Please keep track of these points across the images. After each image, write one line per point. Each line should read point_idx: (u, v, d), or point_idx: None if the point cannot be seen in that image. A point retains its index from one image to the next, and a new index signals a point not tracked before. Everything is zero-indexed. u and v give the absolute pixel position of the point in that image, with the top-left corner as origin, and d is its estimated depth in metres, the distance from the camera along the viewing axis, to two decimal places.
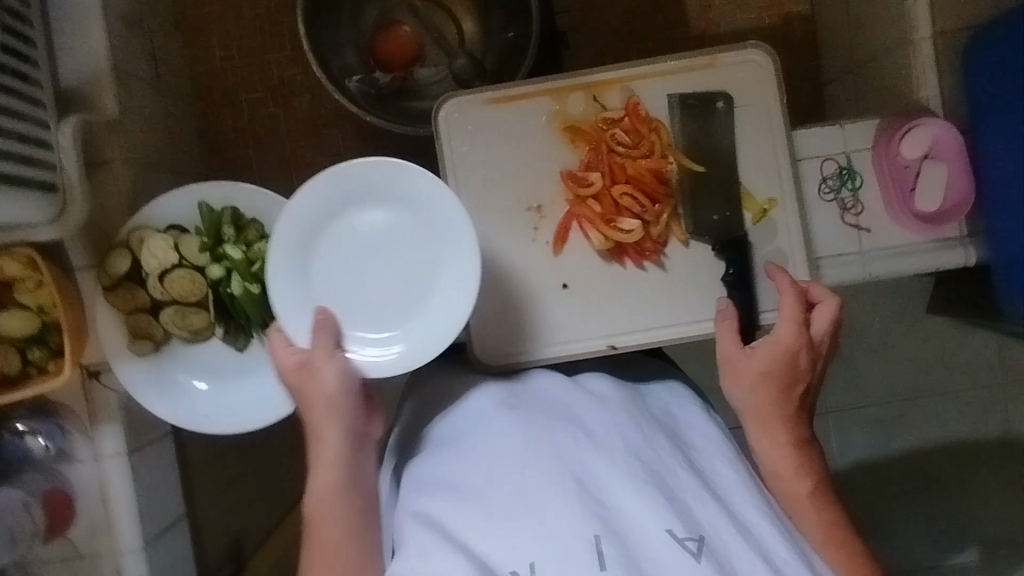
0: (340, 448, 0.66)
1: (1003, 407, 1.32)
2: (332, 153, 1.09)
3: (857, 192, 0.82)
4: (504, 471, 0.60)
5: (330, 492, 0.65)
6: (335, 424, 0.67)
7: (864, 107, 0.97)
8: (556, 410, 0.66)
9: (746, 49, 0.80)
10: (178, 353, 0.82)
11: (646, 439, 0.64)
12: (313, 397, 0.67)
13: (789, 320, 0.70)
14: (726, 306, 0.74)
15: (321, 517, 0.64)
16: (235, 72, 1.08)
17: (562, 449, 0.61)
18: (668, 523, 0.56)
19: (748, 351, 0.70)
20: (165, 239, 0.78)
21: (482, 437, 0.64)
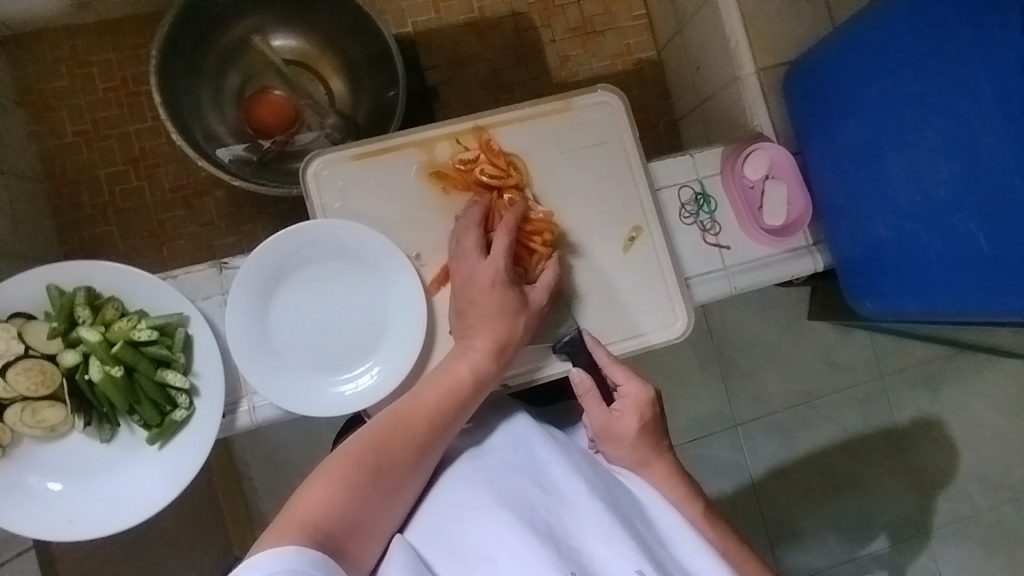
0: (469, 378, 0.67)
1: (879, 400, 1.45)
2: (206, 222, 1.05)
3: (714, 214, 0.89)
4: (477, 540, 0.56)
5: (448, 382, 0.66)
6: (477, 359, 0.69)
7: (711, 138, 1.07)
8: (519, 460, 0.64)
9: (598, 92, 0.87)
10: (29, 456, 0.73)
11: (607, 485, 0.63)
12: (490, 330, 0.71)
13: (634, 409, 0.68)
14: (579, 375, 0.70)
15: (416, 401, 0.64)
16: (91, 146, 1.03)
17: (527, 498, 0.59)
18: (639, 563, 0.53)
19: (616, 414, 0.68)
20: (7, 328, 0.71)
21: (448, 499, 0.62)
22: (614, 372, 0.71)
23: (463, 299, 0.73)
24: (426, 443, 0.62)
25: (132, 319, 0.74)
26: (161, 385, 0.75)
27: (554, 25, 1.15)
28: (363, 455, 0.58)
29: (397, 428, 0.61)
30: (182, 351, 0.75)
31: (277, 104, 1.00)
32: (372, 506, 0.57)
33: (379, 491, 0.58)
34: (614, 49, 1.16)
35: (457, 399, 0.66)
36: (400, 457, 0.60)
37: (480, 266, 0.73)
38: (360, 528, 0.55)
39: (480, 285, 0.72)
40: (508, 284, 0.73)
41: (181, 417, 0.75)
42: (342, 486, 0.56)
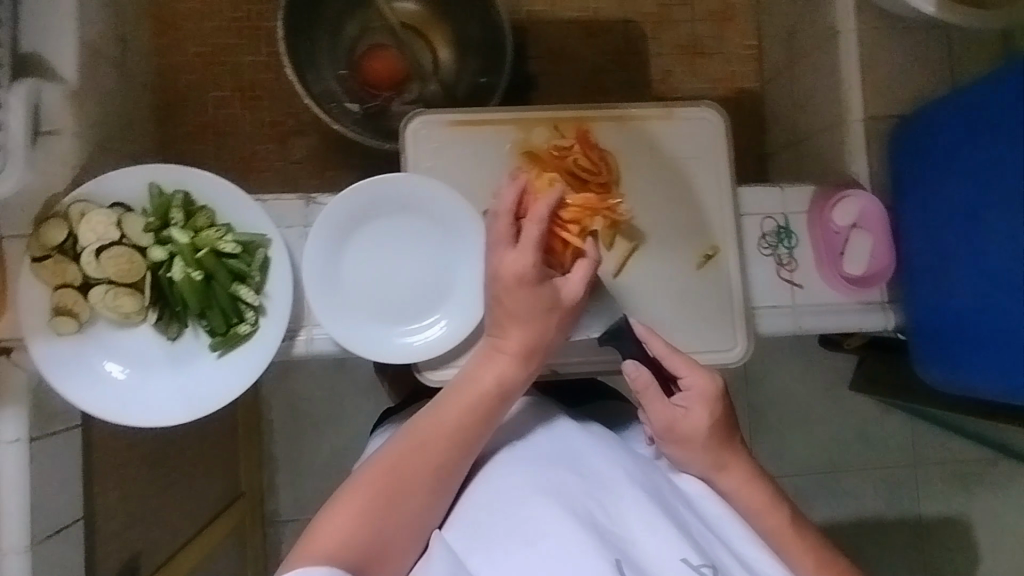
0: (489, 391, 0.66)
1: (910, 485, 1.40)
2: (294, 161, 1.09)
3: (793, 250, 0.89)
4: (523, 525, 0.58)
5: (467, 398, 0.66)
6: (500, 367, 0.67)
7: (798, 179, 1.06)
8: (556, 449, 0.64)
9: (701, 107, 0.87)
10: (101, 337, 0.78)
11: (649, 474, 0.65)
12: (516, 336, 0.68)
13: (701, 400, 0.68)
14: (637, 372, 0.68)
15: (436, 419, 0.64)
16: (204, 69, 1.08)
17: (571, 491, 0.60)
18: (684, 551, 0.57)
19: (681, 411, 0.68)
20: (108, 215, 0.75)
21: (487, 483, 0.63)
22: (676, 364, 0.70)
23: (491, 294, 0.69)
24: (450, 460, 0.63)
25: (220, 230, 0.78)
26: (233, 298, 0.78)
27: (663, 39, 1.15)
28: (383, 478, 0.61)
29: (416, 448, 0.62)
30: (259, 270, 0.79)
31: (389, 63, 1.04)
32: (396, 526, 0.59)
33: (403, 511, 0.60)
34: (717, 74, 1.16)
35: (479, 416, 0.65)
36: (421, 477, 0.62)
37: (509, 258, 0.68)
38: (383, 547, 0.58)
39: (504, 280, 0.68)
40: (540, 279, 0.68)
41: (244, 331, 0.78)
42: (362, 509, 0.59)
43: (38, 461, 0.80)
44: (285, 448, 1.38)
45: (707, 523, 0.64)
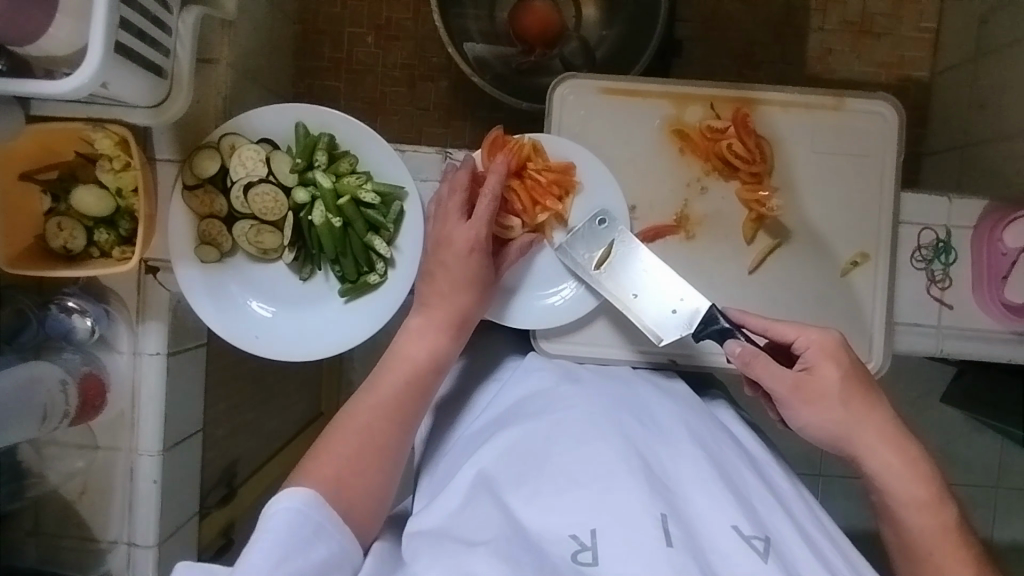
0: (425, 359, 0.69)
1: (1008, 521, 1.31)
2: (421, 106, 1.08)
3: (949, 267, 0.81)
4: (573, 458, 0.61)
5: (402, 372, 0.68)
6: (428, 337, 0.70)
7: (960, 186, 0.96)
8: (624, 398, 0.69)
9: (877, 99, 0.79)
10: (240, 268, 0.81)
11: (712, 437, 0.66)
12: (439, 298, 0.71)
13: (824, 356, 0.66)
14: (742, 349, 0.67)
15: (372, 393, 0.67)
16: (345, 2, 1.07)
17: (631, 432, 0.63)
18: (735, 519, 0.57)
19: (805, 373, 0.67)
20: (258, 151, 0.77)
21: (538, 416, 0.67)
22: (783, 330, 0.68)
23: (433, 261, 0.73)
24: (395, 435, 0.65)
25: (361, 178, 0.78)
26: (366, 247, 0.79)
27: (829, 14, 1.05)
28: (352, 442, 0.63)
29: (379, 416, 0.65)
30: (393, 222, 0.79)
31: (543, 17, 0.97)
32: (359, 482, 0.62)
33: (366, 476, 0.62)
34: (884, 58, 1.06)
35: (414, 386, 0.68)
36: (377, 450, 0.64)
37: (458, 230, 0.72)
38: (357, 510, 0.61)
39: (453, 247, 0.72)
40: (485, 253, 0.72)
41: (373, 281, 0.79)
42: (338, 468, 0.61)
43: (173, 375, 0.85)
44: None
45: (777, 496, 0.63)
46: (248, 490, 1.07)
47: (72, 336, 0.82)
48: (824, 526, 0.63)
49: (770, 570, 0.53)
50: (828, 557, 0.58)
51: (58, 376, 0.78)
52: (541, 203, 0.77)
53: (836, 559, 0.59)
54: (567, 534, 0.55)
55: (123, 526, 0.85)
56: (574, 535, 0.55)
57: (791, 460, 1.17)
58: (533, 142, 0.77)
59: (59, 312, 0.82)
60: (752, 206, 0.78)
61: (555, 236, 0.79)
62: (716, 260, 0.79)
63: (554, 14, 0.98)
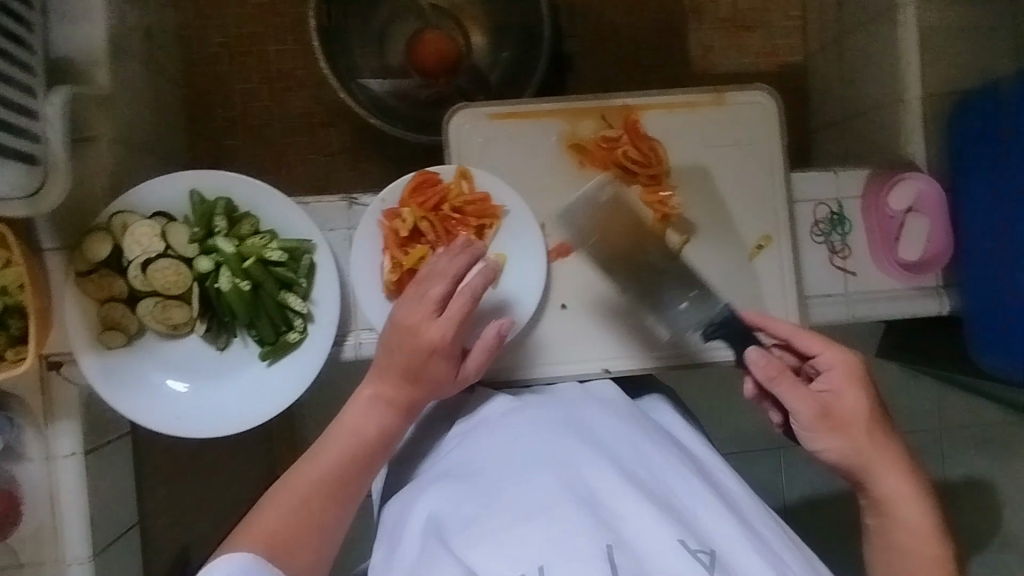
0: (381, 436, 0.68)
1: None
2: (325, 153, 1.06)
3: (846, 237, 0.86)
4: (516, 498, 0.60)
5: (345, 443, 0.67)
6: (384, 418, 0.68)
7: (848, 157, 1.02)
8: (566, 419, 0.68)
9: (754, 91, 0.84)
10: (152, 349, 0.78)
11: (654, 450, 0.67)
12: (392, 379, 0.68)
13: (849, 381, 0.67)
14: (763, 358, 0.66)
15: (319, 461, 0.66)
16: (230, 60, 1.05)
17: (574, 458, 0.63)
18: (680, 534, 0.57)
19: (825, 390, 0.67)
20: (152, 226, 0.74)
21: (482, 454, 0.66)
22: (807, 342, 0.69)
23: (393, 338, 0.68)
24: (359, 478, 0.66)
25: (265, 238, 0.76)
26: (281, 306, 0.77)
27: (704, 14, 1.11)
28: (302, 492, 0.64)
29: (342, 467, 0.66)
30: (305, 277, 0.77)
31: (441, 42, 0.98)
32: (305, 543, 0.62)
33: (317, 517, 0.63)
34: (760, 48, 1.12)
35: (359, 456, 0.67)
36: (320, 509, 0.63)
37: (428, 325, 0.67)
38: (297, 550, 0.61)
39: (417, 338, 0.67)
40: (448, 355, 0.68)
41: (294, 339, 0.77)
42: (287, 513, 0.62)
43: (93, 474, 0.80)
44: None
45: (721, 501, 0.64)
46: None
47: None
48: (773, 524, 0.65)
49: None
50: (775, 553, 0.60)
51: None
52: (455, 233, 0.77)
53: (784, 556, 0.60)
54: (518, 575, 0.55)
55: None
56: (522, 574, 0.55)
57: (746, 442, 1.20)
58: (460, 169, 0.78)
59: None
60: (656, 206, 0.81)
61: None
62: (631, 262, 0.81)
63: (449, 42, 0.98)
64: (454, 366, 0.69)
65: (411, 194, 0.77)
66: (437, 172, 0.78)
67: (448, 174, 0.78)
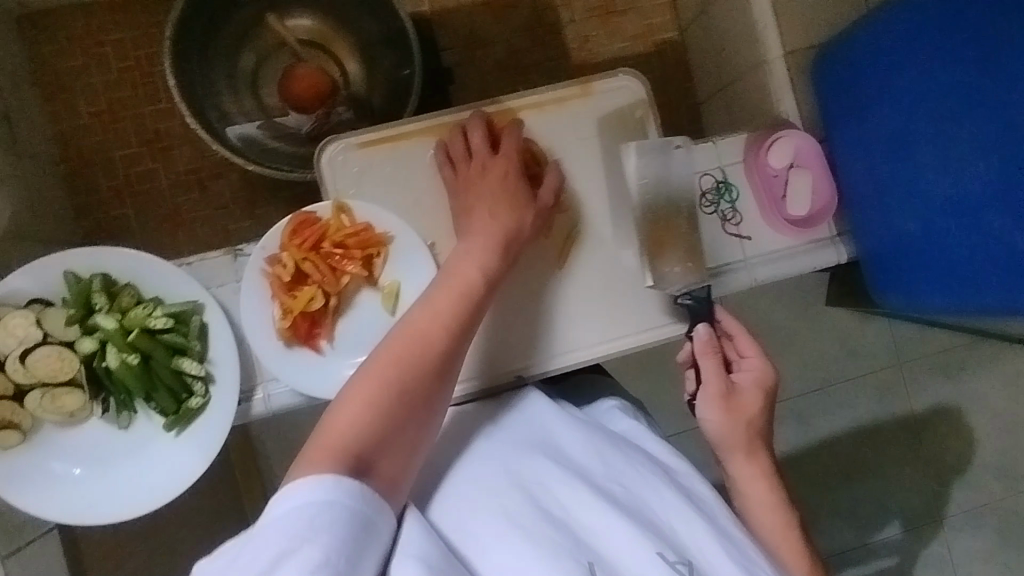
0: (479, 275, 0.66)
1: (907, 387, 1.40)
2: (219, 206, 1.05)
3: (735, 203, 0.87)
4: (491, 532, 0.58)
5: (456, 287, 0.64)
6: (482, 251, 0.68)
7: (734, 122, 1.04)
8: (533, 442, 0.66)
9: (620, 76, 0.84)
10: (51, 440, 0.75)
11: (625, 461, 0.65)
12: (479, 225, 0.71)
13: (757, 386, 0.72)
14: (705, 334, 0.74)
15: (417, 317, 0.61)
16: (104, 128, 1.02)
17: (546, 483, 0.61)
18: (660, 546, 0.57)
19: (737, 386, 0.72)
20: (25, 316, 0.72)
21: (458, 482, 0.63)
22: (743, 345, 0.75)
23: (464, 201, 0.75)
24: (450, 352, 0.60)
25: (148, 306, 0.74)
26: (177, 373, 0.75)
27: (574, 5, 1.11)
28: (411, 338, 0.59)
29: (412, 349, 0.59)
30: (198, 339, 0.75)
31: (314, 76, 0.96)
32: (395, 422, 0.55)
33: (416, 385, 0.57)
34: (636, 29, 1.13)
35: (466, 300, 0.64)
36: (419, 360, 0.58)
37: (493, 163, 0.76)
38: (385, 442, 0.54)
39: (491, 186, 0.74)
40: (518, 174, 0.76)
41: (197, 404, 0.75)
42: (376, 385, 0.56)
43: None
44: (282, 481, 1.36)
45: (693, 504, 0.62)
46: None
47: None
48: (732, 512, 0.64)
49: None
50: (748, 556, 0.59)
51: None
52: (342, 268, 0.76)
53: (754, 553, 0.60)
54: None
55: None
56: None
57: None
58: (336, 204, 0.77)
59: None
60: None
61: (365, 296, 0.79)
62: (527, 268, 0.81)
63: (320, 76, 0.97)
64: (530, 195, 0.76)
65: (290, 236, 0.76)
66: (314, 211, 0.77)
67: (325, 211, 0.77)
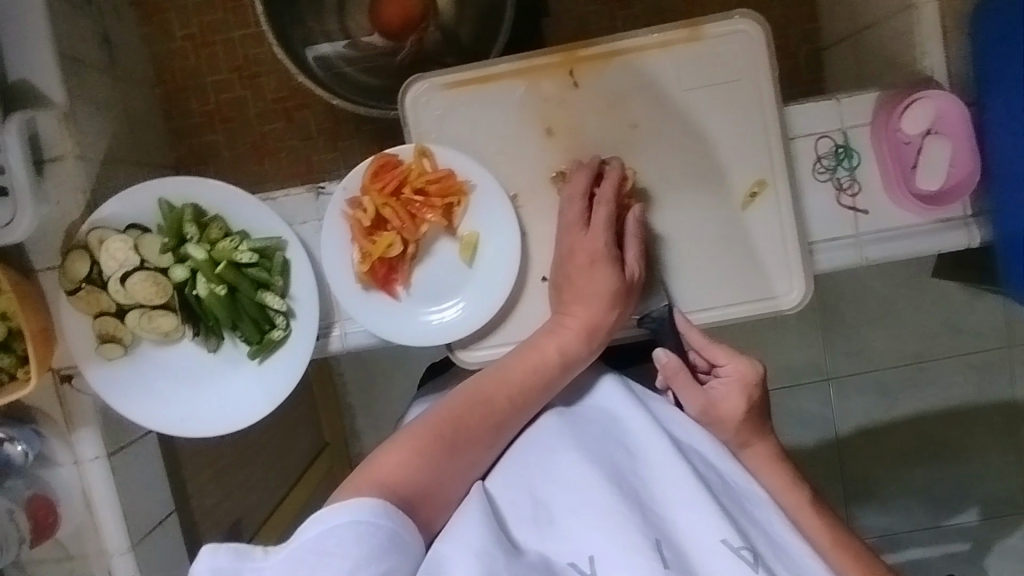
0: (558, 355, 0.65)
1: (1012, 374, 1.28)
2: (303, 136, 1.06)
3: (854, 171, 0.78)
4: (562, 498, 0.55)
5: (531, 360, 0.64)
6: (561, 339, 0.66)
7: (859, 73, 0.92)
8: (606, 427, 0.62)
9: (735, 18, 0.75)
10: (148, 358, 0.80)
11: (695, 450, 0.60)
12: (580, 309, 0.68)
13: (739, 389, 0.65)
14: (670, 358, 0.65)
15: (493, 378, 0.63)
16: (198, 52, 1.04)
17: (621, 461, 0.57)
18: (724, 532, 0.51)
19: (715, 395, 0.65)
20: (125, 241, 0.75)
21: (535, 449, 0.61)
22: (715, 352, 0.66)
23: (562, 274, 0.70)
24: (509, 416, 0.62)
25: (235, 240, 0.76)
26: (261, 306, 0.77)
27: None
28: (473, 398, 0.62)
29: (473, 406, 0.61)
30: (280, 275, 0.77)
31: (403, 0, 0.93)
32: (447, 465, 0.58)
33: (468, 446, 0.60)
34: None
35: (542, 379, 0.64)
36: (485, 425, 0.61)
37: (582, 239, 0.69)
38: (430, 494, 0.56)
39: (589, 262, 0.68)
40: (610, 260, 0.68)
41: (279, 337, 0.78)
42: (434, 436, 0.58)
43: (121, 473, 0.86)
44: (352, 401, 1.42)
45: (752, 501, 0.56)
46: (254, 548, 1.10)
47: (11, 463, 0.82)
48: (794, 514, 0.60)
49: None
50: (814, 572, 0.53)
51: None
52: (421, 216, 0.74)
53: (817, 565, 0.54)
54: (565, 562, 0.52)
55: None
56: (574, 562, 0.51)
57: None
58: (419, 148, 0.75)
59: None
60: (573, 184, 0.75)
61: (444, 244, 0.77)
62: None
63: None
64: (618, 276, 0.68)
65: (372, 179, 0.74)
66: (396, 153, 0.75)
67: (408, 154, 0.75)
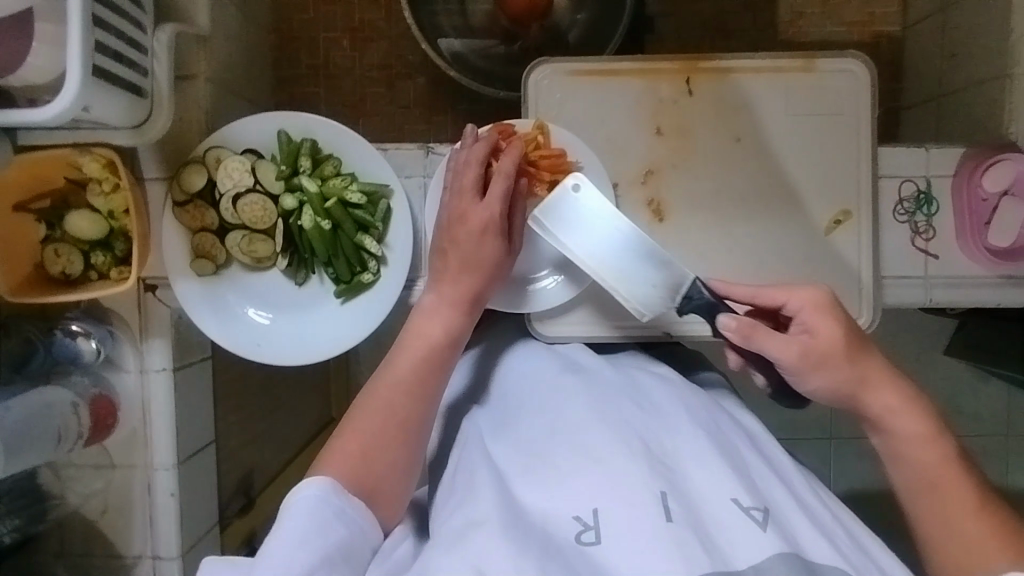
0: (445, 332, 0.68)
1: None
2: (400, 104, 1.10)
3: (932, 218, 0.83)
4: (568, 455, 0.57)
5: (419, 347, 0.67)
6: (448, 313, 0.69)
7: (939, 134, 0.98)
8: (623, 388, 0.65)
9: (846, 58, 0.80)
10: (237, 279, 0.83)
11: (714, 419, 0.61)
12: (456, 277, 0.70)
13: (816, 313, 0.63)
14: (736, 321, 0.63)
15: (393, 368, 0.65)
16: (317, 8, 1.09)
17: (633, 419, 0.59)
18: (735, 491, 0.52)
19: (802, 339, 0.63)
20: (243, 162, 0.79)
21: (545, 409, 0.63)
22: (772, 294, 0.65)
23: (445, 239, 0.71)
24: (415, 406, 0.64)
25: (346, 180, 0.80)
26: (358, 247, 0.80)
27: None
28: (379, 395, 0.64)
29: (376, 407, 0.63)
30: (381, 220, 0.80)
31: None
32: (379, 465, 0.61)
33: (390, 443, 0.62)
34: (853, 16, 1.10)
35: (432, 359, 0.66)
36: (394, 424, 0.62)
37: (473, 209, 0.71)
38: (375, 490, 0.60)
39: (465, 226, 0.70)
40: (495, 233, 0.71)
41: (368, 280, 0.81)
42: (363, 441, 0.61)
43: (179, 390, 0.87)
44: None
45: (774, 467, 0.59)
46: (266, 498, 1.09)
47: (78, 359, 0.82)
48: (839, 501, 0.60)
49: (768, 541, 0.49)
50: (836, 534, 0.53)
51: (69, 399, 0.78)
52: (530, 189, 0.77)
53: (836, 527, 0.55)
54: (571, 516, 0.53)
55: (146, 540, 0.87)
56: (577, 515, 0.53)
57: (797, 418, 1.19)
58: (538, 123, 0.78)
59: (65, 336, 0.81)
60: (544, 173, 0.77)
61: None
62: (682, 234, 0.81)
63: None
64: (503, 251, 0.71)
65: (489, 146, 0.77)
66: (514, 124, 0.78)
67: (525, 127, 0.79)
